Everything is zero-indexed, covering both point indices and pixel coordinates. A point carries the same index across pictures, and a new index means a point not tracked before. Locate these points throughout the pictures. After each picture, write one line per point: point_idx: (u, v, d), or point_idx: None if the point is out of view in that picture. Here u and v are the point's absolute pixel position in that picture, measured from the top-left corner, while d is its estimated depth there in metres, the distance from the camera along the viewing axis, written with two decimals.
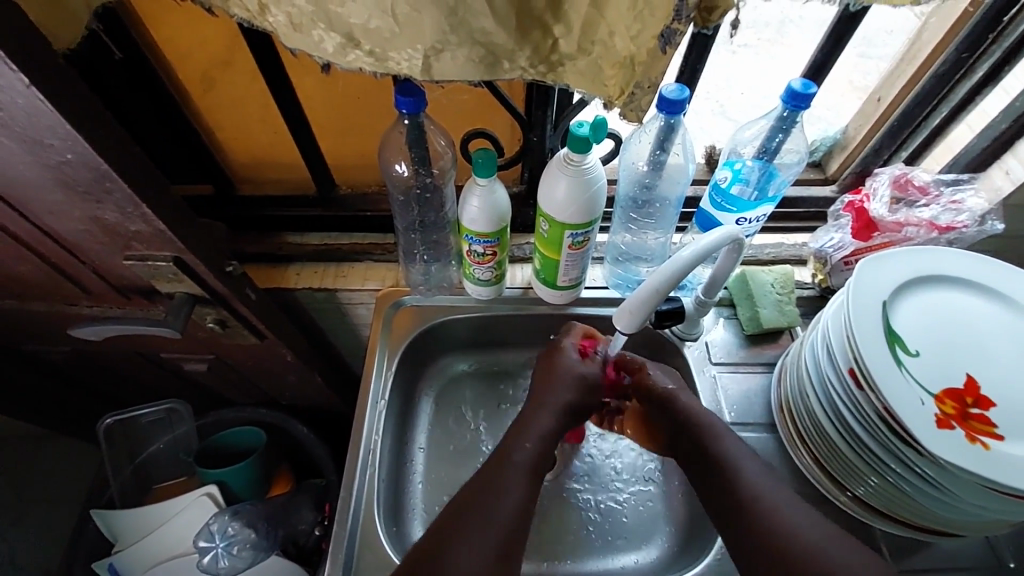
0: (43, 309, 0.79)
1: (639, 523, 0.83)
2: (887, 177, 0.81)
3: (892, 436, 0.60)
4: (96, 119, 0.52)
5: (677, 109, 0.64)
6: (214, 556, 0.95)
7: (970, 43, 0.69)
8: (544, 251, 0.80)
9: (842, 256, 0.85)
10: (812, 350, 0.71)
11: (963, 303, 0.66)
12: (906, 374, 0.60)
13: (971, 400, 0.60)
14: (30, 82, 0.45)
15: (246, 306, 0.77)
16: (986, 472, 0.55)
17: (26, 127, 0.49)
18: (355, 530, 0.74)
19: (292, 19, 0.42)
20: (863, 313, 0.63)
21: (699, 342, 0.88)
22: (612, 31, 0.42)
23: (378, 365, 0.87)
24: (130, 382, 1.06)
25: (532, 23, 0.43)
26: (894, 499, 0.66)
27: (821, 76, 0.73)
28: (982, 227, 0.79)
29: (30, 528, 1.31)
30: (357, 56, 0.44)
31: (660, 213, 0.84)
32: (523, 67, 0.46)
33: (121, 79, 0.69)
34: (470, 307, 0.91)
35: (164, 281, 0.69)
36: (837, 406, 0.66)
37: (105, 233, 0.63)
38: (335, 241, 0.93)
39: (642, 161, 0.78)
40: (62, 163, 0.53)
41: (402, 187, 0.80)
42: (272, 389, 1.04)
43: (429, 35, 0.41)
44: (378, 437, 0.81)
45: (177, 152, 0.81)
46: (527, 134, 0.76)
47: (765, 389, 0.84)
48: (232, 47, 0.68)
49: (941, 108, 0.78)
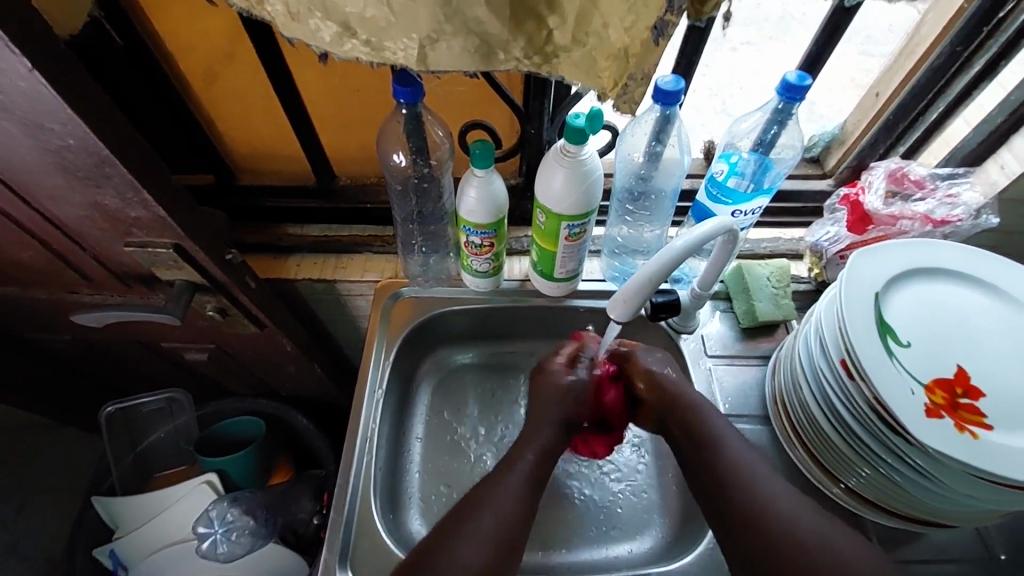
0: (46, 296, 0.80)
1: (634, 514, 0.83)
2: (882, 171, 0.82)
3: (883, 426, 0.61)
4: (97, 105, 0.53)
5: (673, 100, 0.64)
6: (213, 541, 0.96)
7: (964, 37, 0.69)
8: (542, 243, 0.80)
9: (838, 249, 0.85)
10: (805, 343, 0.72)
11: (956, 296, 0.66)
12: (896, 364, 0.61)
13: (961, 390, 0.60)
14: (33, 67, 0.46)
15: (247, 295, 0.78)
16: (976, 461, 0.56)
17: (28, 111, 0.50)
18: (351, 518, 0.75)
19: (290, 8, 0.43)
20: (855, 305, 0.64)
21: (695, 335, 0.88)
22: (606, 22, 0.42)
23: (376, 355, 0.87)
24: (132, 371, 1.07)
25: (526, 15, 0.43)
26: (886, 490, 0.66)
27: (816, 69, 0.73)
28: (978, 221, 0.80)
29: (32, 516, 1.33)
30: (353, 46, 0.44)
31: (657, 205, 0.84)
32: (518, 58, 0.46)
33: (123, 68, 0.70)
34: (469, 298, 0.92)
35: (164, 268, 0.70)
36: (829, 397, 0.67)
37: (106, 220, 0.64)
38: (335, 232, 0.94)
39: (638, 153, 0.78)
40: (63, 148, 0.54)
41: (401, 178, 0.81)
42: (271, 379, 1.05)
43: (424, 26, 0.42)
44: (375, 426, 0.82)
45: (178, 141, 0.82)
46: (524, 126, 0.77)
47: (761, 382, 0.84)
48: (235, 40, 0.69)
49: (938, 102, 0.77)
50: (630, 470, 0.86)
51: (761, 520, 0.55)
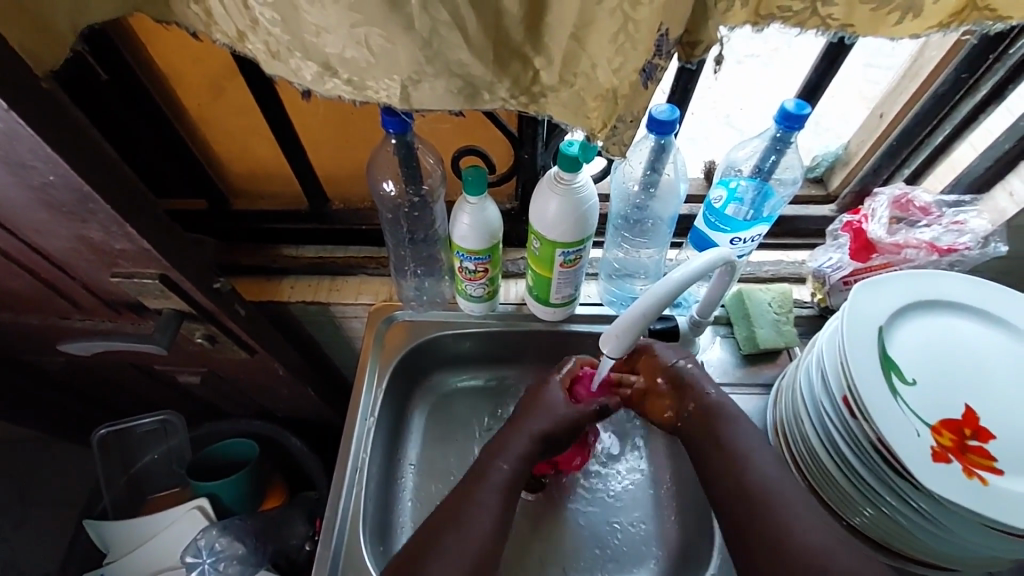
0: (36, 322, 0.80)
1: (630, 545, 0.81)
2: (886, 199, 0.79)
3: (887, 468, 0.59)
4: (79, 141, 0.52)
5: (667, 130, 0.63)
6: (202, 572, 0.94)
7: (969, 64, 0.67)
8: (537, 269, 0.79)
9: (841, 276, 0.83)
10: (806, 375, 0.69)
11: (963, 329, 0.64)
12: (901, 404, 0.59)
13: (969, 431, 0.58)
14: (8, 106, 0.46)
15: (235, 321, 0.77)
16: (985, 509, 0.54)
17: (8, 150, 0.50)
18: (340, 548, 0.74)
19: (270, 48, 0.43)
20: (858, 340, 0.61)
21: (695, 361, 0.86)
22: (594, 63, 0.42)
23: (369, 380, 0.86)
24: (126, 392, 1.06)
25: (511, 55, 0.43)
26: (888, 531, 0.64)
27: (816, 96, 0.71)
28: (985, 249, 0.77)
29: (29, 534, 1.32)
30: (334, 84, 0.44)
31: (654, 231, 0.82)
32: (504, 98, 0.46)
33: (112, 98, 0.70)
34: (464, 322, 0.91)
35: (151, 298, 0.69)
36: (830, 433, 0.65)
37: (92, 251, 0.63)
38: (330, 254, 0.93)
39: (634, 181, 0.77)
40: (45, 185, 0.53)
41: (391, 206, 0.79)
42: (266, 401, 1.04)
43: (405, 67, 0.42)
44: (366, 455, 0.80)
45: (169, 167, 0.81)
46: (518, 151, 0.76)
47: (762, 412, 0.82)
48: (225, 69, 0.69)
49: (942, 126, 0.76)
50: (626, 493, 0.85)
51: (756, 534, 0.57)
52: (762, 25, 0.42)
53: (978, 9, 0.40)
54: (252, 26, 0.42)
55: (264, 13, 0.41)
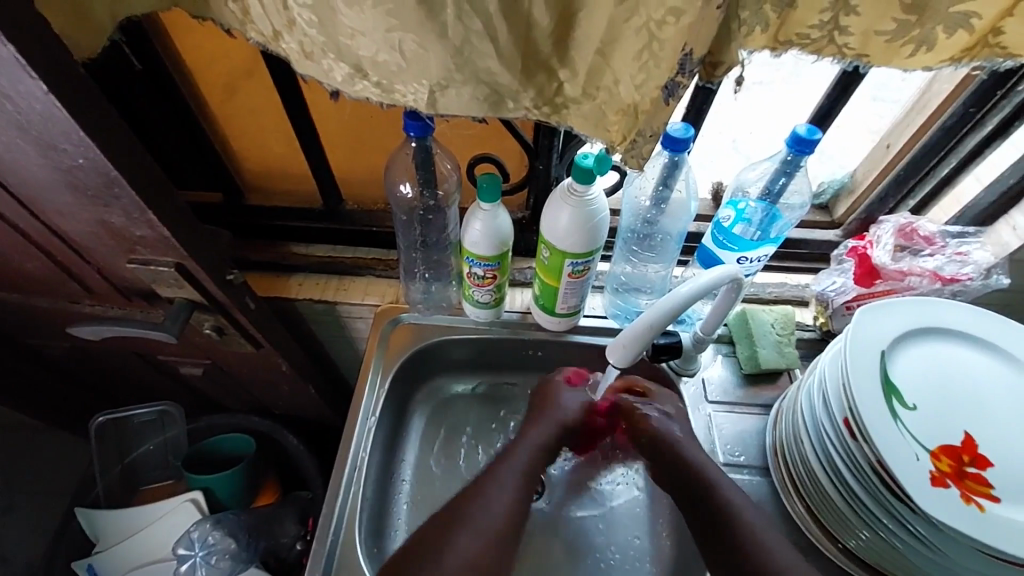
0: (46, 305, 0.80)
1: (625, 558, 0.81)
2: (891, 226, 0.81)
3: (885, 490, 0.59)
4: (111, 129, 0.54)
5: (681, 147, 0.64)
6: (193, 565, 0.94)
7: (978, 98, 0.69)
8: (544, 278, 0.80)
9: (844, 300, 0.85)
10: (807, 396, 0.70)
11: (963, 358, 0.65)
12: (901, 428, 0.59)
13: (967, 458, 0.59)
14: (50, 90, 0.47)
15: (245, 315, 0.78)
16: (982, 535, 0.55)
17: (42, 131, 0.51)
18: (336, 545, 0.74)
19: (304, 47, 0.45)
20: (860, 362, 0.62)
21: (696, 378, 0.86)
22: (617, 78, 0.43)
23: (371, 381, 0.86)
24: (126, 381, 1.06)
25: (537, 67, 0.45)
26: (884, 554, 0.64)
27: (827, 122, 0.73)
28: (987, 281, 0.79)
29: (14, 521, 1.31)
30: (364, 86, 0.46)
31: (662, 246, 0.84)
32: (527, 107, 0.48)
33: (139, 88, 0.71)
34: (468, 328, 0.91)
35: (165, 286, 0.70)
36: (829, 454, 0.65)
37: (111, 237, 0.64)
38: (339, 254, 0.94)
39: (645, 196, 0.78)
40: (74, 168, 0.55)
41: (406, 208, 0.81)
42: (265, 397, 1.04)
43: (434, 73, 0.43)
44: (365, 455, 0.80)
45: (188, 159, 0.83)
46: (533, 161, 0.77)
47: (760, 432, 0.82)
48: (251, 65, 0.71)
49: (948, 159, 0.77)
50: (625, 507, 0.84)
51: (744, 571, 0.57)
52: (781, 51, 0.44)
53: (989, 45, 0.41)
54: (288, 26, 0.44)
55: (301, 14, 0.42)
